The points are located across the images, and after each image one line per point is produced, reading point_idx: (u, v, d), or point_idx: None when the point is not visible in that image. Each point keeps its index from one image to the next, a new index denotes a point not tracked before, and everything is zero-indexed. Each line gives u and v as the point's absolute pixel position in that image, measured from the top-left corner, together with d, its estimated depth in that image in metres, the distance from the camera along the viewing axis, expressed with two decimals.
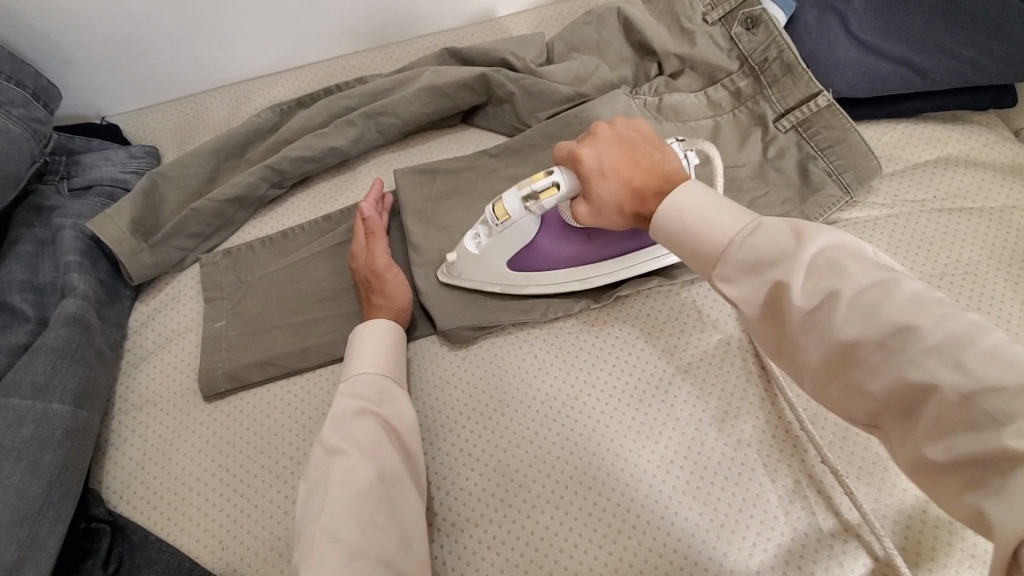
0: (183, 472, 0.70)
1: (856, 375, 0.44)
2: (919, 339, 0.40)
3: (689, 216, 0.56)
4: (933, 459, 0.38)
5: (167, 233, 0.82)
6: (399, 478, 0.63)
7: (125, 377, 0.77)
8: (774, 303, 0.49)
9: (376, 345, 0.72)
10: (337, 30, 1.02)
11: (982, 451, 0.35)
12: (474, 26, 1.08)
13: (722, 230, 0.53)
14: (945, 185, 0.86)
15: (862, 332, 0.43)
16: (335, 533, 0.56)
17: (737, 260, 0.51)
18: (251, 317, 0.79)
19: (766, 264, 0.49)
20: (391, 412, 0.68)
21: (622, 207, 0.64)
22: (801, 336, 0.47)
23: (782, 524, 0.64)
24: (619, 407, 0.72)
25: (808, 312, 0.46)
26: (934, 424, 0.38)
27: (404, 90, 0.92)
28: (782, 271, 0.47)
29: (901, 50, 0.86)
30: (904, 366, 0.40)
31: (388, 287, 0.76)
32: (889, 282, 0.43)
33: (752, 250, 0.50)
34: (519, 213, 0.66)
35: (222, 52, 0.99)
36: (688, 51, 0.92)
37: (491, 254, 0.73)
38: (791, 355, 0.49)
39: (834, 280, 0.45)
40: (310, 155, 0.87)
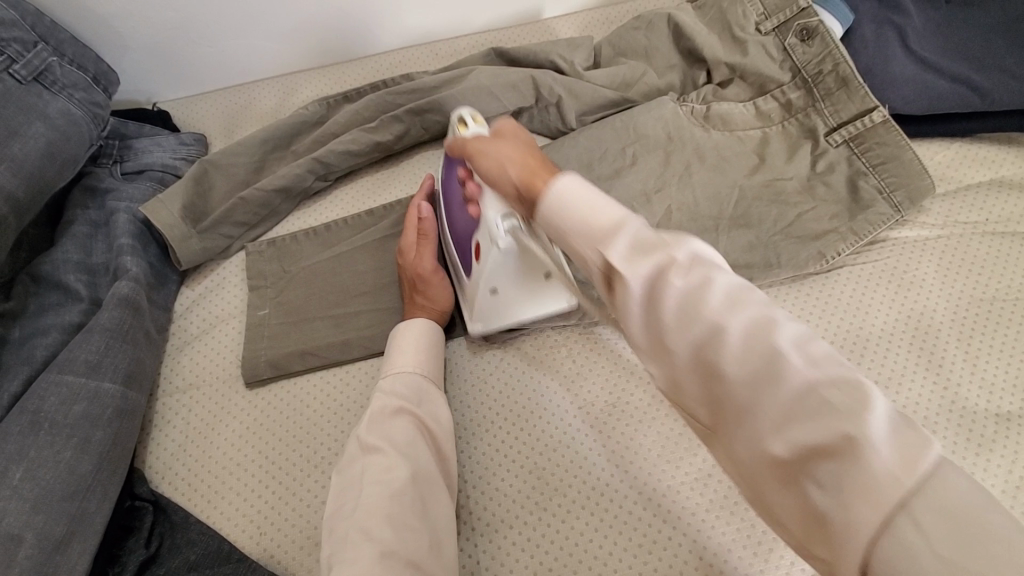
0: (223, 456, 0.71)
1: (718, 374, 0.36)
2: (779, 343, 0.34)
3: (572, 206, 0.43)
4: (776, 455, 0.33)
5: (216, 220, 0.83)
6: (432, 480, 0.63)
7: (170, 359, 0.78)
8: (645, 287, 0.39)
9: (416, 343, 0.72)
10: (385, 25, 1.03)
11: (825, 442, 0.31)
12: (522, 27, 1.08)
13: (594, 219, 0.42)
14: (1000, 208, 0.84)
15: (737, 331, 0.35)
16: (369, 532, 0.57)
17: (601, 241, 0.41)
18: (294, 307, 0.80)
19: (654, 245, 0.39)
20: (428, 413, 0.68)
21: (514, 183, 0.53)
22: (682, 326, 0.37)
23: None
24: (656, 418, 0.71)
25: (680, 295, 0.37)
26: (789, 419, 0.32)
27: (449, 88, 0.92)
28: (658, 257, 0.38)
29: (960, 68, 0.84)
30: (772, 364, 0.33)
31: (429, 292, 0.76)
32: (745, 287, 0.37)
33: (616, 233, 0.41)
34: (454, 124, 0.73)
35: (273, 43, 1.00)
36: (739, 60, 0.91)
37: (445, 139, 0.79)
38: (658, 351, 0.39)
39: (697, 281, 0.37)
40: (357, 149, 0.87)
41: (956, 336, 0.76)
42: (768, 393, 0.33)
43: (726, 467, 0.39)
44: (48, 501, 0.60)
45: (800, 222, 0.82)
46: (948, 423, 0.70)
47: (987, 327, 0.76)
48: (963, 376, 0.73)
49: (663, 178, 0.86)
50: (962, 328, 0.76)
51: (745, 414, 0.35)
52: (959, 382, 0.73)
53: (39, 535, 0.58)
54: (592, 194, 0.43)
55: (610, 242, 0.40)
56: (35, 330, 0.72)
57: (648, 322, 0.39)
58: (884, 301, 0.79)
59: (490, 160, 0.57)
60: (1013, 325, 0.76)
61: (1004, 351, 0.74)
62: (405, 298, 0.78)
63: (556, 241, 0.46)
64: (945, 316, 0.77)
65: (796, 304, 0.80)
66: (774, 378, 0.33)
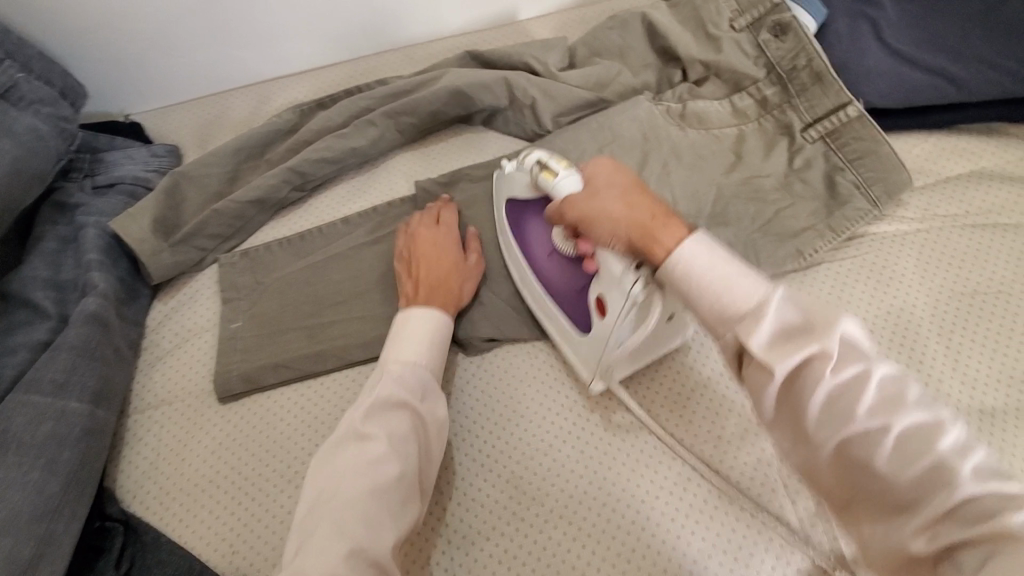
0: (196, 473, 0.70)
1: (847, 449, 0.42)
2: (939, 447, 0.39)
3: (717, 271, 0.48)
4: (917, 548, 0.39)
5: (188, 233, 0.82)
6: (415, 481, 0.60)
7: (142, 375, 0.77)
8: (785, 374, 0.44)
9: (426, 334, 0.69)
10: (360, 31, 1.02)
11: (959, 535, 0.37)
12: (498, 28, 1.07)
13: (737, 305, 0.46)
14: (979, 200, 0.83)
15: (866, 417, 0.41)
16: (343, 525, 0.54)
17: (784, 339, 0.44)
18: (268, 318, 0.79)
19: (792, 335, 0.44)
20: (427, 410, 0.65)
21: (625, 228, 0.57)
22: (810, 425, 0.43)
23: (805, 551, 0.62)
24: (634, 423, 0.71)
25: (799, 383, 0.43)
26: (939, 521, 0.38)
27: (422, 91, 0.91)
28: (808, 352, 0.43)
29: (936, 60, 0.84)
30: (928, 463, 0.39)
31: (469, 282, 0.77)
32: (870, 374, 0.42)
33: (801, 329, 0.44)
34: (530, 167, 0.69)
35: (244, 51, 0.99)
36: (714, 57, 0.90)
37: (508, 185, 0.76)
38: (792, 429, 0.45)
39: (860, 370, 0.42)
40: (330, 156, 0.86)
41: (937, 331, 0.75)
42: (917, 486, 0.39)
43: (852, 534, 0.45)
44: (15, 523, 0.58)
45: (779, 219, 0.81)
46: None
47: (968, 321, 0.75)
48: (945, 372, 0.72)
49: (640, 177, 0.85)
50: (943, 322, 0.75)
51: (891, 504, 0.40)
52: (940, 377, 0.72)
53: (5, 559, 0.56)
54: (732, 260, 0.48)
55: (756, 320, 0.45)
56: (3, 349, 0.71)
57: (784, 411, 0.45)
58: (863, 299, 0.78)
59: (594, 204, 0.60)
60: (994, 319, 0.75)
61: (986, 345, 0.73)
62: (442, 282, 0.74)
63: (690, 304, 0.50)
64: (926, 312, 0.76)
65: None
66: (936, 480, 0.38)
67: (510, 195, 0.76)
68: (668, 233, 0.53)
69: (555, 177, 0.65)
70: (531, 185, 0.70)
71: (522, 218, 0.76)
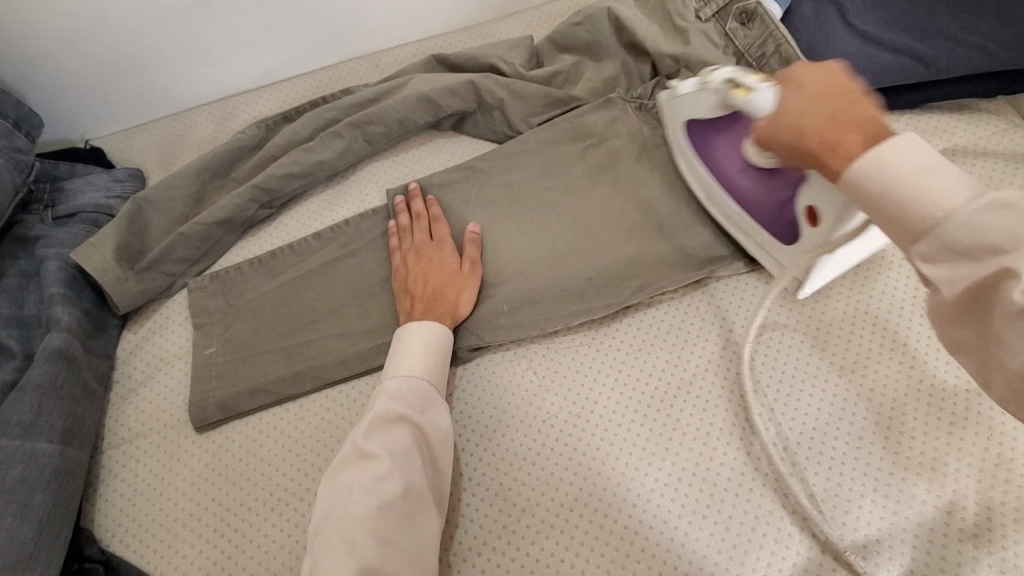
0: (175, 507, 0.68)
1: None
2: None
3: (904, 173, 0.43)
4: None
5: (154, 259, 0.80)
6: (424, 494, 0.60)
7: (114, 409, 0.75)
8: (974, 288, 0.40)
9: (425, 348, 0.68)
10: (322, 41, 1.00)
11: None
12: (463, 30, 1.06)
13: (929, 201, 0.42)
14: None
15: None
16: (352, 546, 0.53)
17: (974, 249, 0.40)
18: (243, 342, 0.76)
19: (991, 243, 0.39)
20: (430, 422, 0.64)
21: (797, 138, 0.50)
22: (1004, 329, 0.39)
23: (798, 545, 0.62)
24: (622, 424, 0.70)
25: (1004, 298, 0.39)
26: None
27: (388, 99, 0.90)
28: (1000, 263, 0.38)
29: (902, 39, 0.83)
30: None
31: (470, 290, 0.76)
32: None
33: (1004, 235, 0.38)
34: (721, 84, 0.69)
35: (204, 67, 0.97)
36: (682, 50, 0.88)
37: (682, 103, 0.76)
38: (988, 348, 0.42)
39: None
40: (298, 171, 0.84)
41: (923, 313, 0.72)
42: None
43: None
44: None
45: None
46: (917, 404, 0.67)
47: None
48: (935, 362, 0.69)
49: (615, 174, 0.84)
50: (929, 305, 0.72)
51: None
52: (926, 362, 0.69)
53: None
54: (927, 161, 0.43)
55: (944, 231, 0.41)
56: None
57: (978, 315, 0.42)
58: (890, 283, 0.74)
59: (774, 115, 0.52)
60: None
61: None
62: (441, 293, 0.74)
63: (866, 212, 0.46)
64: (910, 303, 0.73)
65: (759, 292, 0.77)
66: None
67: (688, 116, 0.76)
68: (849, 146, 0.47)
69: (748, 88, 0.65)
70: (721, 104, 0.70)
71: (704, 138, 0.76)
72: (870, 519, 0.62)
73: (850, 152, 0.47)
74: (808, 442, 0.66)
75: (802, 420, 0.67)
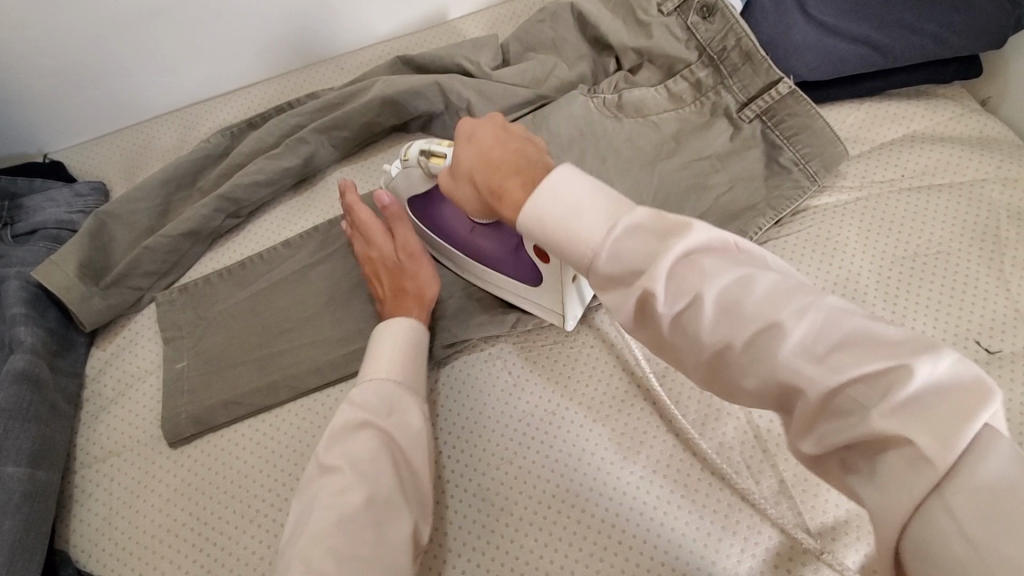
0: (152, 524, 0.67)
1: (727, 364, 0.41)
2: (806, 348, 0.38)
3: (558, 220, 0.46)
4: (809, 450, 0.39)
5: (119, 274, 0.78)
6: (394, 501, 0.58)
7: (85, 427, 0.74)
8: (645, 312, 0.44)
9: (391, 348, 0.66)
10: (285, 45, 0.99)
11: (848, 438, 0.36)
12: (430, 30, 1.05)
13: (584, 234, 0.45)
14: (914, 162, 0.84)
15: (734, 326, 0.40)
16: (310, 562, 0.52)
17: (626, 273, 0.44)
18: (215, 355, 0.76)
19: (635, 271, 0.43)
20: (398, 424, 0.62)
21: (477, 191, 0.55)
22: (679, 341, 0.43)
23: (770, 530, 0.63)
24: (598, 419, 0.70)
25: (679, 318, 0.42)
26: (817, 421, 0.38)
27: (354, 103, 0.89)
28: (645, 284, 0.42)
29: (860, 28, 0.84)
30: (792, 368, 0.38)
31: (423, 275, 0.74)
32: (743, 281, 0.41)
33: (643, 252, 0.43)
34: (416, 159, 0.69)
35: (164, 75, 0.95)
36: (645, 43, 0.89)
37: (402, 183, 0.75)
38: (670, 350, 0.45)
39: (698, 284, 0.41)
40: (263, 179, 0.83)
41: (883, 295, 0.75)
42: (791, 392, 0.38)
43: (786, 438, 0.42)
44: None
45: (719, 204, 0.81)
46: None
47: (914, 281, 0.76)
48: None
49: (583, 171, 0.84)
50: (888, 288, 0.76)
51: (785, 405, 0.40)
52: None
53: None
54: (575, 199, 0.46)
55: (598, 264, 0.44)
56: None
57: (657, 332, 0.45)
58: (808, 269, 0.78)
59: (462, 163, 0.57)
60: (936, 278, 0.76)
61: (933, 305, 0.74)
62: (399, 287, 0.73)
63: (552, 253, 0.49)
64: (870, 278, 0.77)
65: None
66: (798, 386, 0.38)
67: (406, 193, 0.76)
68: (511, 190, 0.50)
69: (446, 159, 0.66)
70: (424, 176, 0.71)
71: (432, 214, 0.77)
72: (838, 500, 0.63)
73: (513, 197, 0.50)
74: (778, 429, 0.67)
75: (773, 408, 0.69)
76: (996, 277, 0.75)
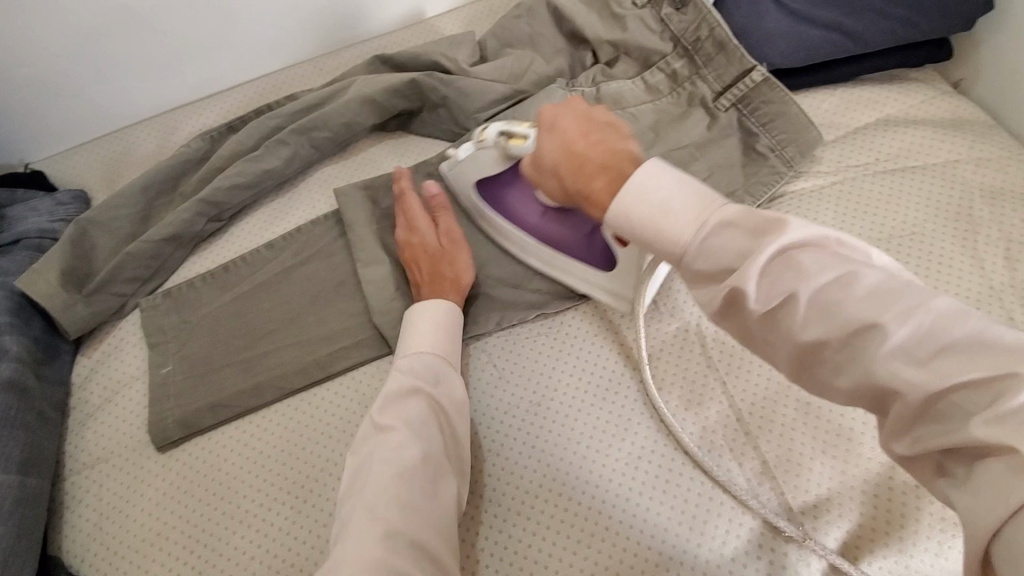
0: (143, 528, 0.68)
1: (820, 361, 0.41)
2: (907, 348, 0.36)
3: (644, 215, 0.47)
4: (902, 452, 0.37)
5: (102, 281, 0.79)
6: (444, 461, 0.59)
7: (73, 435, 0.74)
8: (730, 305, 0.44)
9: (431, 327, 0.69)
10: (263, 47, 0.99)
11: (946, 443, 0.34)
12: (408, 29, 1.06)
13: (675, 228, 0.46)
14: (888, 146, 0.85)
15: (828, 324, 0.39)
16: (373, 511, 0.52)
17: (717, 269, 0.44)
18: (199, 358, 0.76)
19: (727, 266, 0.43)
20: (445, 393, 0.64)
21: (562, 184, 0.57)
22: (769, 335, 0.43)
23: (753, 512, 0.64)
24: (583, 408, 0.71)
25: (768, 313, 0.42)
26: (915, 423, 0.36)
27: (335, 102, 0.89)
28: (732, 282, 0.42)
29: (831, 15, 0.85)
30: (893, 369, 0.36)
31: (462, 262, 0.76)
32: (848, 278, 0.39)
33: (737, 250, 0.43)
34: (494, 139, 0.74)
35: (141, 80, 0.95)
36: (620, 37, 0.90)
37: (472, 167, 0.79)
38: (763, 346, 0.45)
39: (794, 281, 0.40)
40: (244, 182, 0.84)
41: None
42: (886, 394, 0.37)
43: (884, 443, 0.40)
44: None
45: None
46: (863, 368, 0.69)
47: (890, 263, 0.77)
48: None
49: None
50: None
51: (880, 405, 0.38)
52: None
53: None
54: (667, 194, 0.47)
55: (688, 258, 0.45)
56: None
57: (748, 328, 0.44)
58: None
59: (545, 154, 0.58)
60: (912, 258, 0.76)
61: None
62: (437, 272, 0.74)
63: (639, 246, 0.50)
64: None
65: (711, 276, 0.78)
66: (895, 388, 0.36)
67: (478, 177, 0.79)
68: (597, 188, 0.53)
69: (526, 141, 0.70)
70: (498, 157, 0.75)
71: (502, 198, 0.80)
72: (820, 479, 0.64)
73: (602, 195, 0.52)
74: (760, 413, 0.68)
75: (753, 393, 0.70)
76: (970, 255, 0.76)
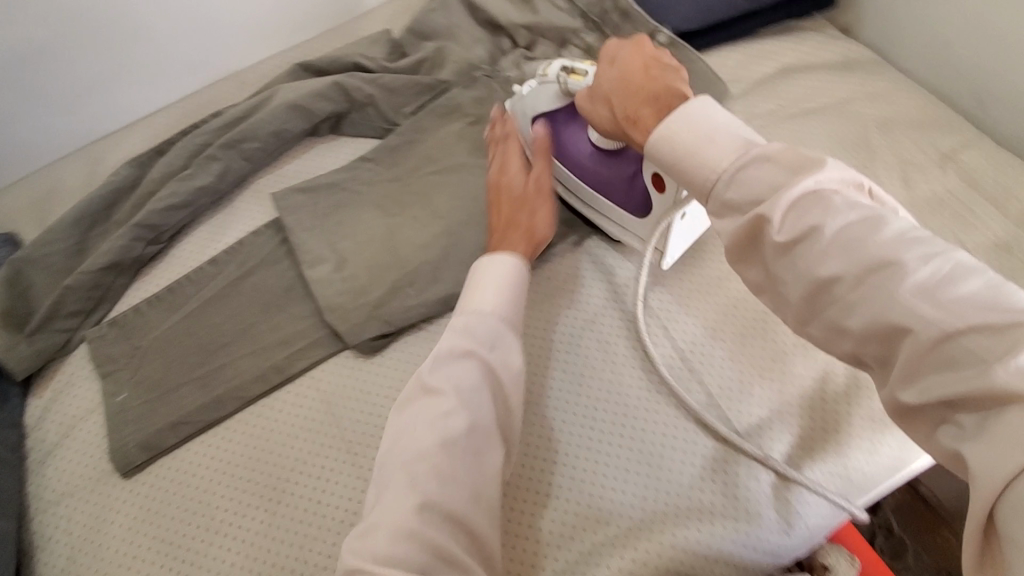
0: (117, 554, 0.67)
1: (828, 300, 0.45)
2: (931, 285, 0.40)
3: (688, 144, 0.53)
4: (910, 403, 0.41)
5: (44, 319, 0.78)
6: (492, 430, 0.57)
7: (35, 476, 0.73)
8: (753, 235, 0.48)
9: (497, 279, 0.66)
10: (180, 68, 0.99)
11: (961, 391, 0.37)
12: (325, 34, 1.06)
13: (717, 157, 0.51)
14: (790, 92, 0.91)
15: (842, 262, 0.44)
16: (414, 479, 0.51)
17: (743, 202, 0.49)
18: (152, 381, 0.76)
19: (758, 200, 0.48)
20: (501, 358, 0.61)
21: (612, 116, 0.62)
22: (781, 272, 0.47)
23: (699, 442, 0.68)
24: (542, 372, 0.74)
25: (791, 246, 0.46)
26: (919, 361, 0.40)
27: (259, 111, 0.90)
28: (760, 210, 0.47)
29: None
30: (923, 300, 0.40)
31: (541, 214, 0.74)
32: (877, 221, 0.44)
33: (770, 180, 0.48)
34: (557, 75, 0.77)
35: (60, 116, 0.94)
36: (534, 20, 0.96)
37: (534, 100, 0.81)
38: (773, 286, 0.50)
39: (821, 218, 0.45)
40: (178, 201, 0.84)
41: None
42: (894, 329, 0.41)
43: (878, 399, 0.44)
44: None
45: None
46: None
47: None
48: None
49: None
50: None
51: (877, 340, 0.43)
52: None
53: None
54: (716, 130, 0.52)
55: (720, 189, 0.50)
56: None
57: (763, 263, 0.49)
58: None
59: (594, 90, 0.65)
60: None
61: None
62: (512, 221, 0.74)
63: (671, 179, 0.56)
64: None
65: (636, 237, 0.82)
66: (906, 325, 0.40)
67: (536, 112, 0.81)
68: (642, 120, 0.59)
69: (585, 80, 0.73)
70: (558, 93, 0.78)
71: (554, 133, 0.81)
72: (762, 403, 0.70)
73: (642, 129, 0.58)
74: (698, 359, 0.73)
75: (690, 344, 0.74)
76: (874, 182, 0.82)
